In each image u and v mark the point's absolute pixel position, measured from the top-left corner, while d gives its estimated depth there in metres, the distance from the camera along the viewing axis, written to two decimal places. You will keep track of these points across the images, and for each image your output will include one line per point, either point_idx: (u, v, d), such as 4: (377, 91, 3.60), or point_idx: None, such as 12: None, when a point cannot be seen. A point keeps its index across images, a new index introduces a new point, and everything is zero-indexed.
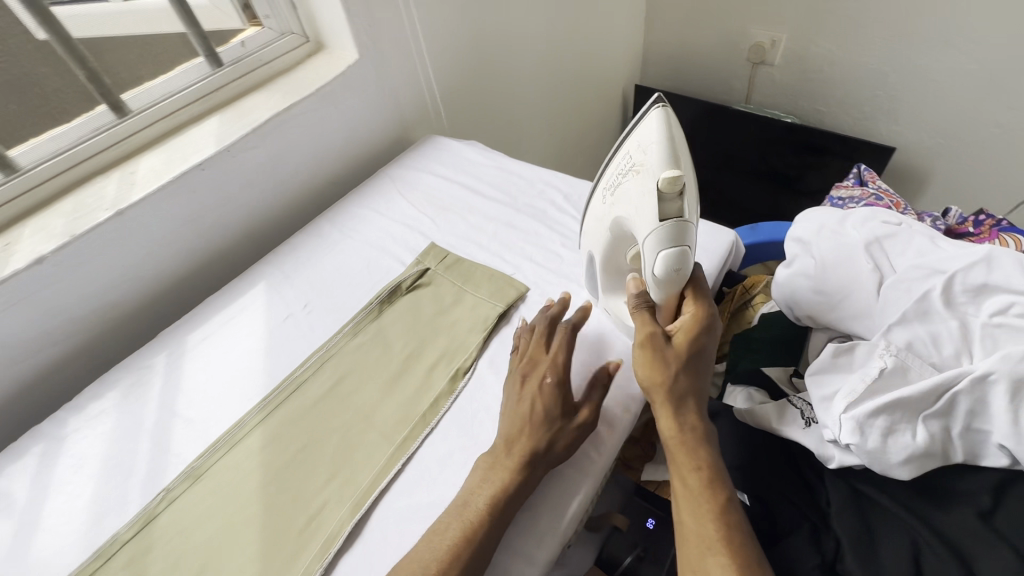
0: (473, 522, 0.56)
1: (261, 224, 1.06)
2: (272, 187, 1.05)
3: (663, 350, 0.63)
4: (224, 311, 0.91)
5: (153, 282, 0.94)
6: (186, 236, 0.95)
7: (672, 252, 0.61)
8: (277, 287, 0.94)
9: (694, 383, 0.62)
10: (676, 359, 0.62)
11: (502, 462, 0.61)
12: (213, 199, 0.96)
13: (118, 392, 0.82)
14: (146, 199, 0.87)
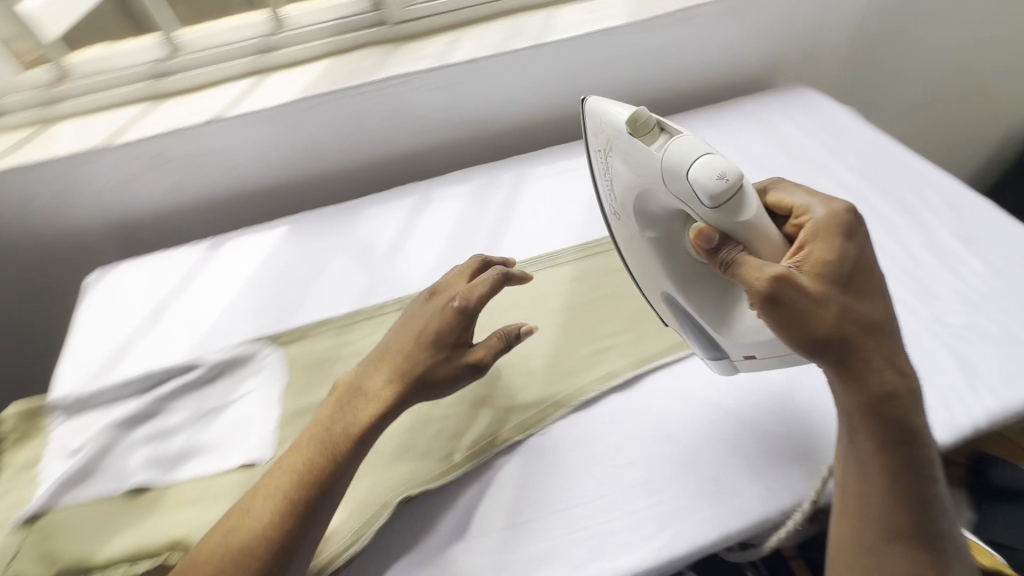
0: (276, 518, 0.60)
1: (457, 142, 1.19)
2: (469, 111, 1.14)
3: (826, 305, 0.55)
4: (422, 204, 1.06)
5: (265, 180, 1.16)
6: (414, 133, 1.15)
7: (691, 170, 0.56)
8: (482, 193, 1.05)
9: (875, 337, 0.57)
10: (848, 318, 0.56)
11: (308, 468, 0.64)
12: (426, 104, 1.09)
13: (341, 269, 0.96)
14: (400, 79, 1.05)
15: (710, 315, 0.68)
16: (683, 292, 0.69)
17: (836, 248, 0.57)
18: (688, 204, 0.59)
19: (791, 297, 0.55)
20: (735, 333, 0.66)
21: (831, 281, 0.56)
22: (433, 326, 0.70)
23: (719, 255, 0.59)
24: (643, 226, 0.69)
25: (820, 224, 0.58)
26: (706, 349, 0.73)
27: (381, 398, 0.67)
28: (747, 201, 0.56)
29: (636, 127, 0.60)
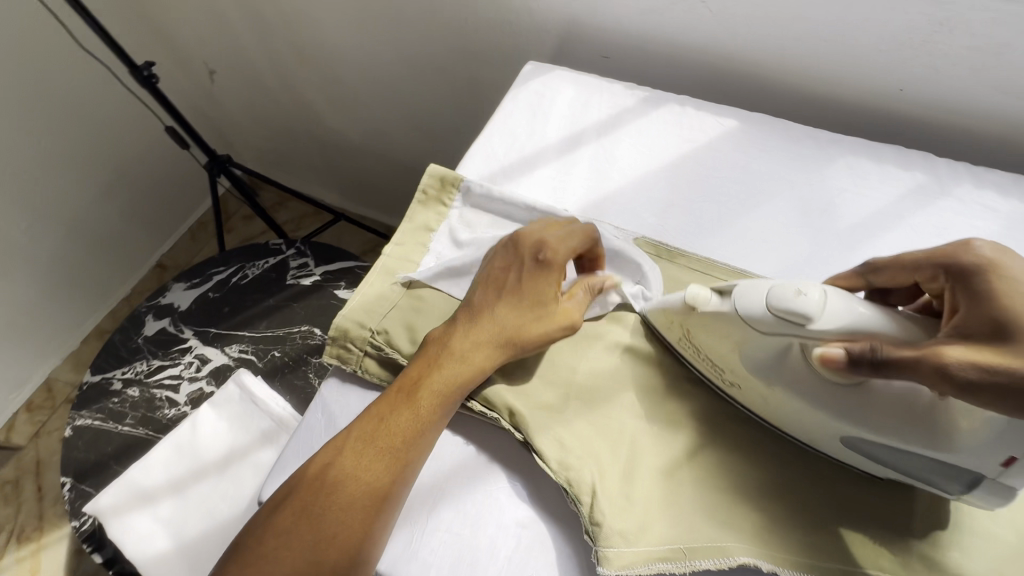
0: (361, 501, 0.42)
1: (731, 66, 0.70)
2: (767, 36, 0.65)
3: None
4: (655, 123, 0.67)
5: (475, 45, 0.89)
6: (687, 58, 0.72)
7: (769, 300, 0.42)
8: (753, 132, 0.64)
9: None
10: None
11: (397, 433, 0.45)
12: (702, 29, 0.67)
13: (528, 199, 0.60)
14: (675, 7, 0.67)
15: (909, 434, 0.39)
16: (859, 422, 0.41)
17: (1017, 300, 0.36)
18: (796, 334, 0.41)
19: (985, 373, 0.33)
20: (968, 446, 0.37)
21: (1015, 340, 0.34)
22: (527, 282, 0.50)
23: (868, 360, 0.37)
24: (763, 381, 0.45)
25: (956, 272, 0.40)
26: (941, 481, 0.41)
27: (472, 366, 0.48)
28: (859, 305, 0.40)
29: (689, 304, 0.47)
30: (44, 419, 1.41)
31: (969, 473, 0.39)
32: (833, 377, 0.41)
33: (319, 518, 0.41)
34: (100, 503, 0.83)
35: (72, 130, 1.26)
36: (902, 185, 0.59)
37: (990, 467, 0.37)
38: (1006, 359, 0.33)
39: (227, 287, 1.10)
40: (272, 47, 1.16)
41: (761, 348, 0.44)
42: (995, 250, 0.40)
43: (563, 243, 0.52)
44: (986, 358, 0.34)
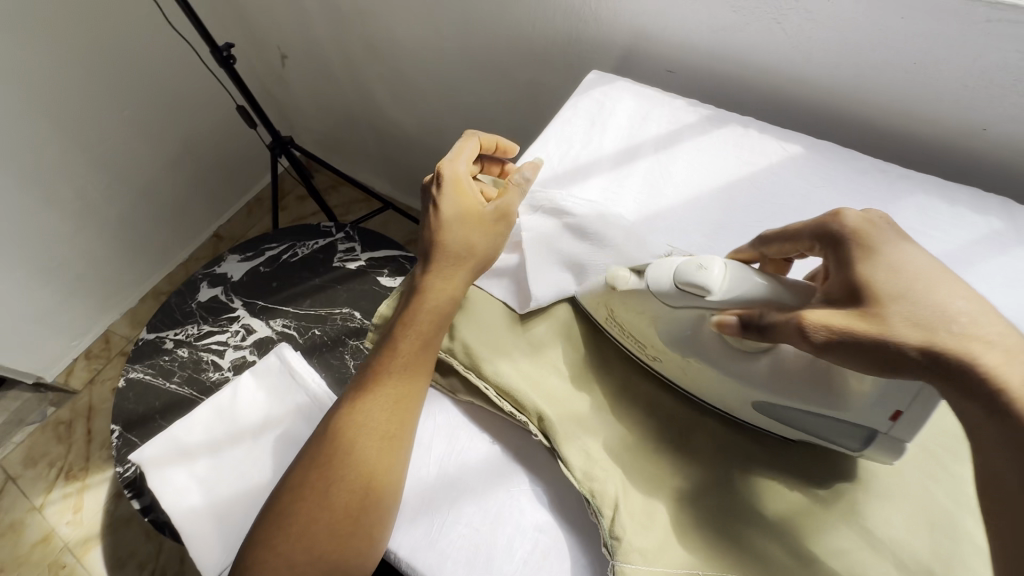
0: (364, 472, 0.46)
1: (801, 90, 0.68)
2: (842, 62, 0.63)
3: (896, 331, 0.38)
4: (715, 142, 0.66)
5: (539, 49, 0.90)
6: (754, 78, 0.71)
7: (677, 275, 0.46)
8: (817, 159, 0.62)
9: (956, 331, 0.37)
10: (918, 334, 0.37)
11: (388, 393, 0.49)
12: (774, 50, 0.66)
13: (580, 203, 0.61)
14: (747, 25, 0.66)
15: (809, 396, 0.43)
16: (770, 390, 0.44)
17: (879, 266, 0.41)
18: (701, 306, 0.45)
19: (835, 335, 0.39)
20: (857, 407, 0.41)
21: (869, 299, 0.40)
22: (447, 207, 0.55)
23: (754, 326, 0.42)
24: (679, 352, 0.48)
25: (832, 239, 0.44)
26: (842, 439, 0.44)
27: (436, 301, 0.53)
28: (749, 280, 0.44)
29: (610, 283, 0.50)
30: (99, 368, 1.51)
31: (864, 429, 0.42)
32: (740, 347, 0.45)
33: (330, 465, 0.47)
34: (144, 454, 0.88)
35: (153, 101, 1.35)
36: (976, 229, 0.56)
37: (878, 421, 0.41)
38: (856, 323, 0.39)
39: (277, 263, 1.15)
40: (342, 37, 1.21)
41: (670, 323, 0.48)
42: (863, 216, 0.44)
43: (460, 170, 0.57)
44: (842, 319, 0.39)
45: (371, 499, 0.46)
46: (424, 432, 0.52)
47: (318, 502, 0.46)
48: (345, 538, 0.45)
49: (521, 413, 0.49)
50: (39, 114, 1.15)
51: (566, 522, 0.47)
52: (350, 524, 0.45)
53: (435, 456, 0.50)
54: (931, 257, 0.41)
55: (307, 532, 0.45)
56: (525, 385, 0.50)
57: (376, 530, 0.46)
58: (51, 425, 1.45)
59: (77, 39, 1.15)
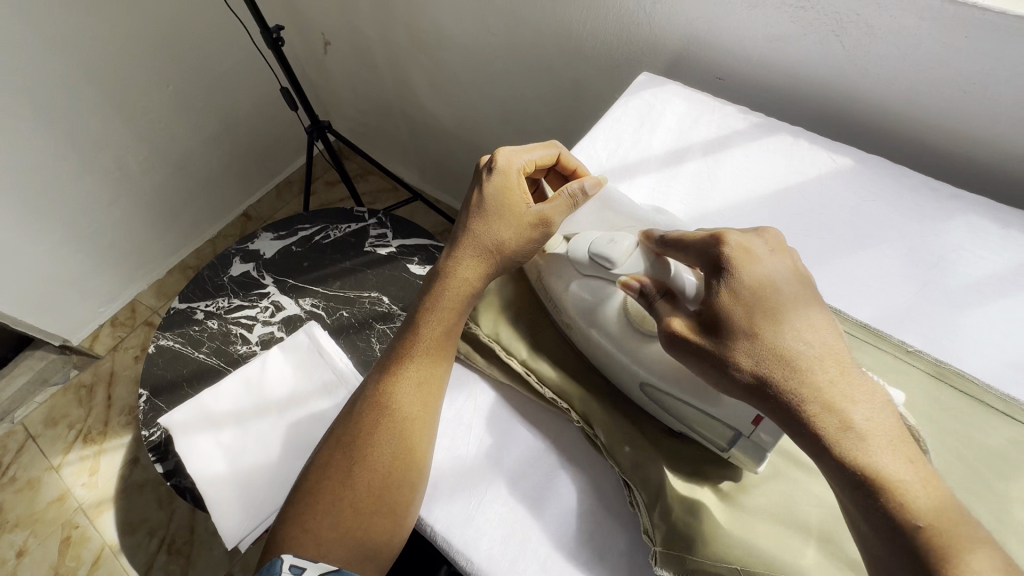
0: (390, 443, 0.47)
1: (852, 105, 0.69)
2: (898, 76, 0.63)
3: (740, 364, 0.39)
4: (766, 149, 0.66)
5: (585, 49, 0.91)
6: (805, 90, 0.71)
7: (601, 245, 0.51)
8: (866, 172, 0.63)
9: (790, 366, 0.38)
10: (754, 366, 0.39)
11: (415, 372, 0.50)
12: (830, 60, 0.66)
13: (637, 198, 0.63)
14: (806, 33, 0.66)
15: (689, 391, 0.45)
16: (657, 372, 0.47)
17: (739, 297, 0.40)
18: (606, 277, 0.51)
19: (693, 345, 0.41)
20: (727, 405, 0.43)
21: (727, 333, 0.40)
22: (493, 195, 0.54)
23: (647, 298, 0.46)
24: (583, 322, 0.52)
25: (715, 263, 0.42)
26: (712, 436, 0.46)
27: (466, 289, 0.53)
28: (658, 264, 0.48)
29: (547, 250, 0.56)
30: (123, 335, 1.54)
31: (729, 429, 0.44)
32: (636, 325, 0.50)
33: (353, 447, 0.48)
34: (171, 418, 0.89)
35: (198, 78, 1.38)
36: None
37: (743, 423, 0.43)
38: (716, 354, 0.40)
39: (310, 243, 1.17)
40: (388, 27, 1.22)
41: (586, 289, 0.52)
42: (745, 243, 0.42)
43: (516, 156, 0.56)
44: (699, 336, 0.41)
45: (392, 484, 0.46)
46: (463, 412, 0.52)
47: (340, 481, 0.47)
48: (366, 519, 0.45)
49: (563, 402, 0.50)
50: (91, 82, 1.18)
51: (606, 512, 0.47)
52: (371, 506, 0.46)
53: (476, 435, 0.51)
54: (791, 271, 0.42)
55: (327, 510, 0.46)
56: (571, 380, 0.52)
57: (400, 507, 0.46)
58: (73, 387, 1.48)
59: (131, 10, 1.18)
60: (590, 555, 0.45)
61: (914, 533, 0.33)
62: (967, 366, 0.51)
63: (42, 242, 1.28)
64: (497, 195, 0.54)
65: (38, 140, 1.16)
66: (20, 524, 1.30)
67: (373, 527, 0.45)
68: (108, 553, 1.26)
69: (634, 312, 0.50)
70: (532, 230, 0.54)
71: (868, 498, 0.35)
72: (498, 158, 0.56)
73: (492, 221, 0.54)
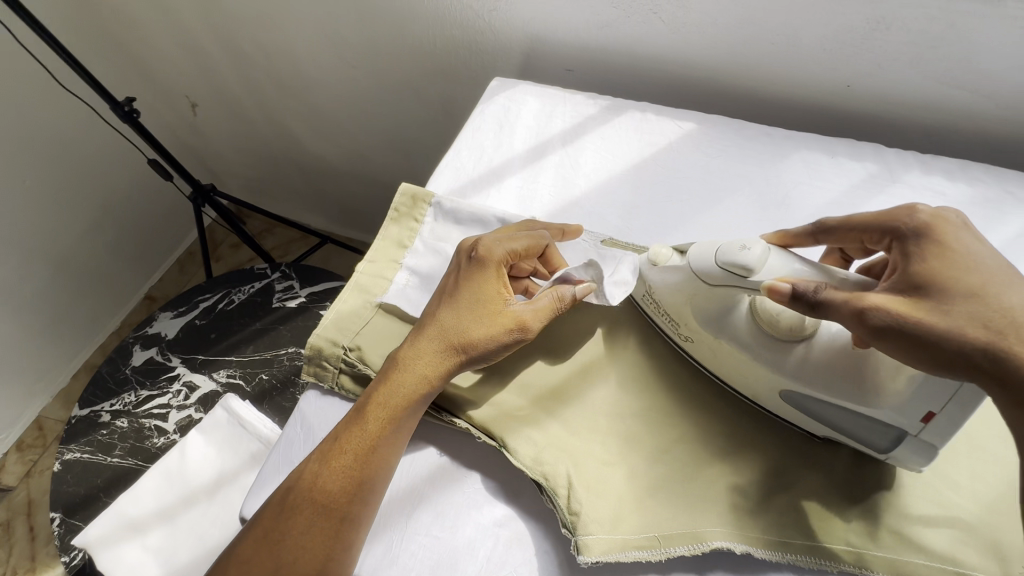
0: (321, 544, 0.43)
1: (685, 72, 0.73)
2: (714, 40, 0.68)
3: (959, 328, 0.37)
4: (618, 127, 0.69)
5: (442, 66, 0.92)
6: (644, 67, 0.75)
7: (733, 266, 0.44)
8: (708, 132, 0.67)
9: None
10: (987, 332, 0.36)
11: (353, 471, 0.45)
12: (653, 36, 0.70)
13: (505, 202, 0.65)
14: (628, 15, 0.69)
15: (839, 386, 0.43)
16: (799, 378, 0.44)
17: (947, 261, 0.40)
18: (742, 288, 0.44)
19: (890, 326, 0.38)
20: (893, 398, 0.41)
21: (938, 296, 0.38)
22: (468, 283, 0.51)
23: (804, 299, 0.41)
24: (713, 333, 0.48)
25: (906, 238, 0.42)
26: (870, 437, 0.43)
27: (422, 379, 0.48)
28: (817, 268, 0.43)
29: (652, 261, 0.51)
30: (35, 459, 1.40)
31: (893, 429, 0.42)
32: (773, 335, 0.45)
33: (278, 550, 0.43)
34: (87, 535, 0.82)
35: (57, 168, 1.28)
36: (855, 174, 0.62)
37: (910, 422, 0.40)
38: (922, 312, 0.38)
39: (213, 313, 1.11)
40: (249, 79, 1.19)
41: (710, 300, 0.47)
42: (936, 212, 0.43)
43: (499, 243, 0.52)
44: (902, 306, 0.38)
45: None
46: None
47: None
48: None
49: (462, 419, 0.50)
50: None
51: (529, 514, 0.47)
52: None
53: None
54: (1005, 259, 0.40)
55: None
56: (472, 398, 0.51)
57: None
58: None
59: None
60: (518, 561, 0.45)
61: None
62: None
63: None
64: (479, 283, 0.51)
65: None
66: None
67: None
68: None
69: (771, 318, 0.45)
70: (507, 337, 0.49)
71: None
72: (480, 243, 0.53)
73: (462, 309, 0.50)
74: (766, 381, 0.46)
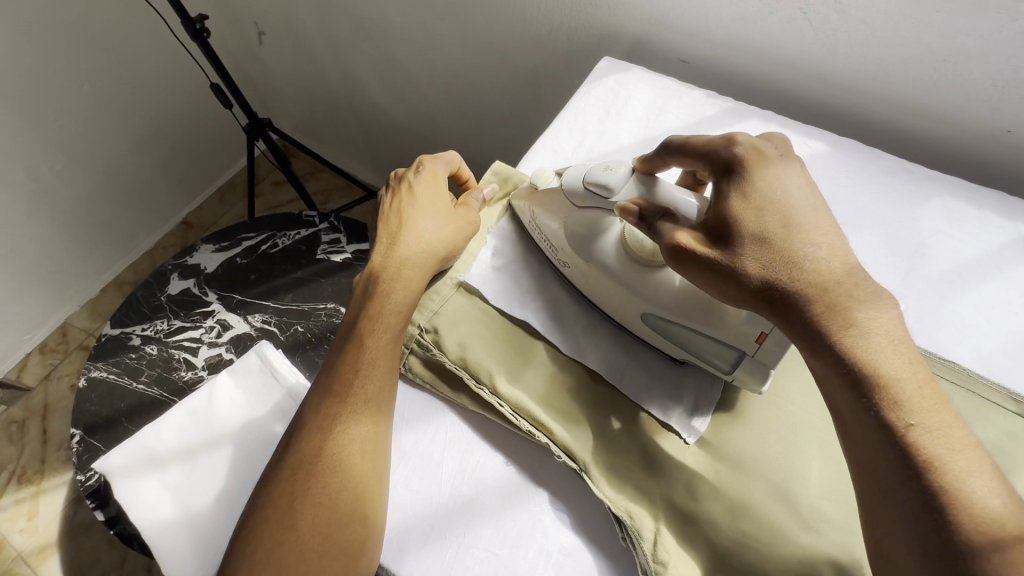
0: (337, 480, 0.43)
1: (820, 84, 0.66)
2: (867, 54, 0.60)
3: (746, 265, 0.39)
4: (739, 135, 0.63)
5: (540, 34, 0.85)
6: (775, 72, 0.68)
7: (599, 185, 0.47)
8: (840, 158, 0.60)
9: (801, 270, 0.38)
10: (765, 271, 0.39)
11: (360, 391, 0.46)
12: (794, 39, 0.63)
13: None
14: (772, 12, 0.62)
15: (687, 316, 0.46)
16: (661, 302, 0.47)
17: (747, 200, 0.41)
18: (604, 207, 0.49)
19: (699, 259, 0.41)
20: (730, 323, 0.44)
21: (739, 236, 0.40)
22: (419, 195, 0.55)
23: (643, 220, 0.45)
24: (584, 257, 0.50)
25: (717, 167, 0.44)
26: (714, 358, 0.46)
27: (403, 289, 0.50)
28: (649, 181, 0.47)
29: (535, 184, 0.54)
30: (56, 363, 1.40)
31: (733, 350, 0.44)
32: (637, 258, 0.48)
33: (300, 486, 0.43)
34: (108, 463, 0.80)
35: (114, 76, 1.24)
36: (1005, 233, 0.55)
37: (747, 342, 0.43)
38: (715, 254, 0.40)
39: (255, 254, 1.08)
40: (326, 15, 1.13)
41: (580, 221, 0.50)
42: (752, 145, 0.44)
43: (432, 162, 0.58)
44: (705, 250, 0.41)
45: (348, 518, 0.42)
46: (434, 447, 0.48)
47: (283, 524, 0.42)
48: (314, 561, 0.41)
49: (541, 434, 0.46)
50: None
51: (596, 546, 0.43)
52: (315, 555, 0.41)
53: (450, 472, 0.46)
54: (814, 198, 0.42)
55: (270, 556, 0.41)
56: (552, 412, 0.47)
57: (355, 556, 0.41)
58: (2, 424, 1.33)
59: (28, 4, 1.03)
60: None
61: (931, 481, 0.33)
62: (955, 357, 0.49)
63: None
64: (444, 202, 0.55)
65: None
66: None
67: (330, 572, 0.41)
68: None
69: (632, 242, 0.48)
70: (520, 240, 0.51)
71: (881, 435, 0.34)
72: (419, 165, 0.58)
73: (434, 224, 0.53)
74: (629, 304, 0.48)
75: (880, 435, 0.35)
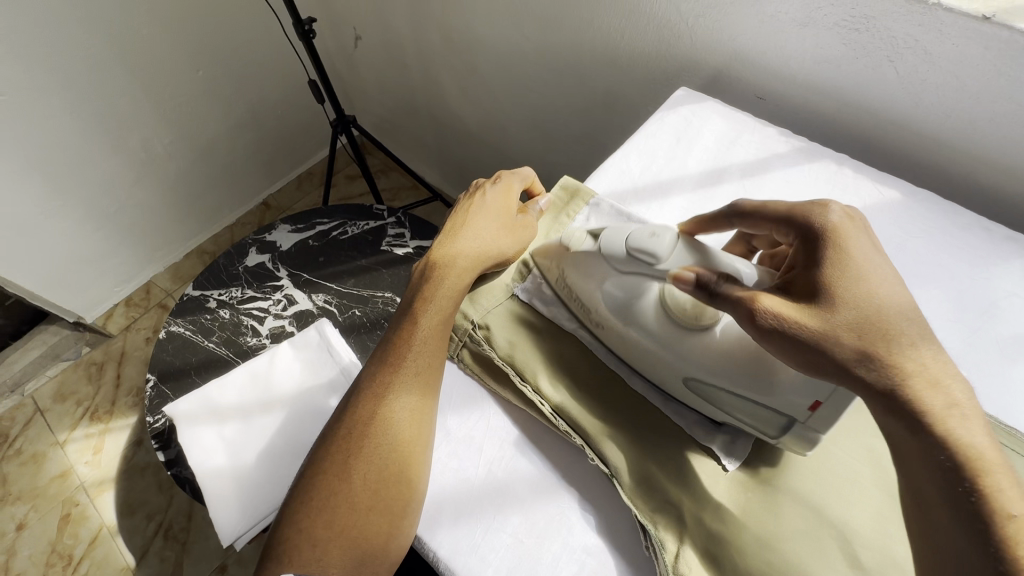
0: (385, 442, 0.46)
1: (900, 132, 0.65)
2: (953, 106, 0.59)
3: (839, 336, 0.38)
4: (809, 175, 0.63)
5: (618, 61, 0.88)
6: (853, 116, 0.68)
7: (645, 248, 0.48)
8: (912, 208, 0.59)
9: (900, 343, 0.37)
10: (860, 342, 0.38)
11: (413, 365, 0.50)
12: (876, 85, 0.63)
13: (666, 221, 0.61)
14: (858, 57, 0.62)
15: (741, 379, 0.44)
16: (706, 364, 0.46)
17: (835, 271, 0.41)
18: (647, 273, 0.48)
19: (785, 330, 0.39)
20: (782, 391, 0.42)
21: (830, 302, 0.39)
22: (489, 202, 0.60)
23: (706, 287, 0.43)
24: (623, 321, 0.49)
25: (801, 238, 0.44)
26: (761, 425, 0.45)
27: (459, 280, 0.54)
28: (702, 248, 0.48)
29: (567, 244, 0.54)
30: (137, 316, 1.53)
31: (782, 418, 0.43)
32: (682, 321, 0.47)
33: (352, 444, 0.47)
34: (176, 408, 0.88)
35: (227, 65, 1.37)
36: None
37: (798, 411, 0.42)
38: (804, 321, 0.39)
39: (326, 238, 1.16)
40: (420, 25, 1.21)
41: (618, 287, 0.49)
42: (835, 217, 0.44)
43: (506, 174, 0.63)
44: (794, 307, 0.40)
45: (391, 478, 0.45)
46: (475, 432, 0.51)
47: (335, 477, 0.46)
48: (362, 514, 0.45)
49: (578, 435, 0.48)
50: (120, 61, 1.18)
51: (617, 550, 0.45)
52: (360, 509, 0.45)
53: (487, 459, 0.49)
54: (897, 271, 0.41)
55: (323, 504, 0.45)
56: (590, 416, 0.49)
57: (396, 514, 0.45)
58: (84, 364, 1.46)
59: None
60: None
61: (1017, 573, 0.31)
62: (1017, 424, 0.47)
63: (60, 219, 1.27)
64: (510, 211, 0.59)
65: (63, 118, 1.16)
66: (22, 498, 1.29)
67: (373, 527, 0.44)
68: (106, 535, 1.24)
69: (672, 303, 0.47)
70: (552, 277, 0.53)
71: (963, 524, 0.33)
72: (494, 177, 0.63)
73: (497, 229, 0.57)
74: (670, 368, 0.47)
75: (954, 515, 0.33)
